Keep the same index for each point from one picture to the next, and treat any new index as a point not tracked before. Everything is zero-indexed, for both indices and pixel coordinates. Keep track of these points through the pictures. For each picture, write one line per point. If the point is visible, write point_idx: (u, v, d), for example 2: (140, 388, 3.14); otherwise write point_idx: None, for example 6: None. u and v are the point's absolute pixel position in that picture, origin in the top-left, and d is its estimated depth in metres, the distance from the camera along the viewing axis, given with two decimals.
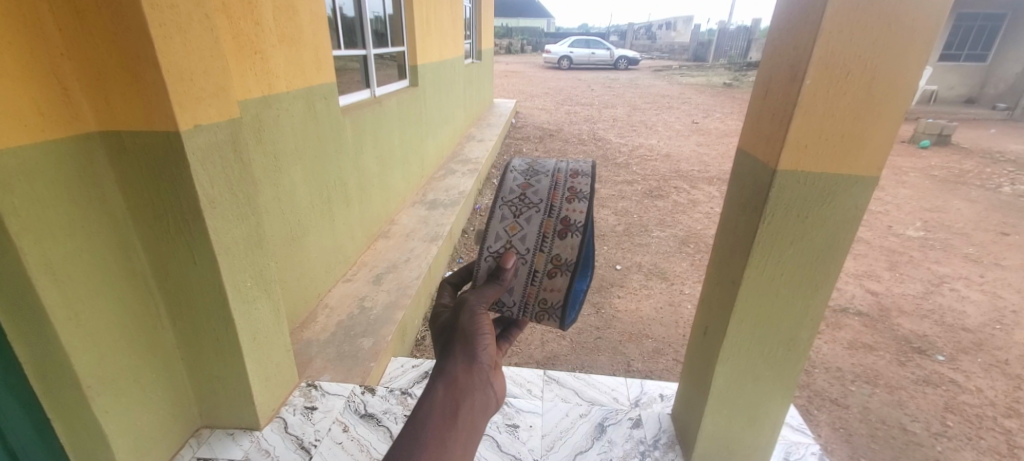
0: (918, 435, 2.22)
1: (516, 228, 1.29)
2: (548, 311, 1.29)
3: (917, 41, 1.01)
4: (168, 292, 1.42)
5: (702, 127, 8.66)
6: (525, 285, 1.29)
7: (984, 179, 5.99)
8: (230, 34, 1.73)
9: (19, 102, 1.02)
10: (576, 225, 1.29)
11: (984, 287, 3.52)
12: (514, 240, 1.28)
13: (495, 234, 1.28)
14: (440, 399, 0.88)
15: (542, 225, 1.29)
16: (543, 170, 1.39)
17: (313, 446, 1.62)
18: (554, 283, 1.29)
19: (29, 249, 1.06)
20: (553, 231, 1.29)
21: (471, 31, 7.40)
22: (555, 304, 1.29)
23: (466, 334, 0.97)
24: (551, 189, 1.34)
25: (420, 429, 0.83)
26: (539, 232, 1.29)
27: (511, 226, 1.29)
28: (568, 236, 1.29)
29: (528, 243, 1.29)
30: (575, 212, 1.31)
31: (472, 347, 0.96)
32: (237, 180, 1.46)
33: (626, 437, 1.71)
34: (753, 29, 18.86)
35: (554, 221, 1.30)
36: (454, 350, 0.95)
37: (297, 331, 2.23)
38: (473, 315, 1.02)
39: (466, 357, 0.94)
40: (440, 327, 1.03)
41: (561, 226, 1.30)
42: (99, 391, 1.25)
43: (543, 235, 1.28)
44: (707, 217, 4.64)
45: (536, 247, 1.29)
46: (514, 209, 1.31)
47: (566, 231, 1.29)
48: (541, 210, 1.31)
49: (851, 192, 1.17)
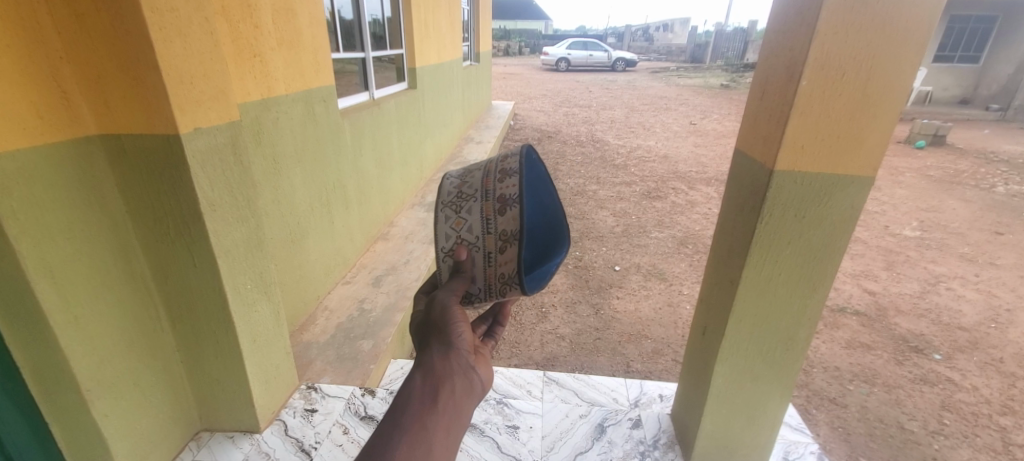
0: (916, 434, 2.23)
1: (459, 222, 1.08)
2: (510, 283, 1.05)
3: (912, 42, 1.03)
4: (168, 295, 1.42)
5: (699, 128, 8.68)
6: (483, 270, 1.07)
7: (979, 179, 6.03)
8: (229, 38, 1.74)
9: (18, 105, 1.02)
10: (512, 197, 1.05)
11: (979, 286, 3.54)
12: (461, 235, 1.08)
13: (441, 232, 1.09)
14: (416, 389, 0.87)
15: (482, 210, 1.07)
16: (476, 164, 1.17)
17: (314, 449, 1.62)
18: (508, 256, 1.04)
19: (28, 253, 1.06)
20: (493, 211, 1.06)
21: (469, 34, 7.40)
22: (514, 277, 1.04)
23: (439, 326, 0.96)
24: (483, 177, 1.11)
25: (399, 417, 0.83)
26: (481, 218, 1.07)
27: (454, 221, 1.09)
28: (507, 210, 1.05)
29: (475, 232, 1.07)
30: (509, 187, 1.06)
31: (447, 338, 0.94)
32: (237, 182, 1.46)
33: (626, 437, 1.71)
34: (750, 31, 18.98)
35: (490, 202, 1.07)
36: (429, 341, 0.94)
37: (296, 333, 2.23)
38: (446, 308, 0.99)
39: (442, 345, 0.93)
40: (415, 324, 1.02)
41: (497, 205, 1.06)
42: (99, 395, 1.25)
43: (485, 218, 1.05)
44: (705, 218, 4.66)
45: (482, 233, 1.06)
46: (452, 201, 1.11)
47: (505, 206, 1.05)
48: (478, 198, 1.09)
49: (848, 192, 1.18)
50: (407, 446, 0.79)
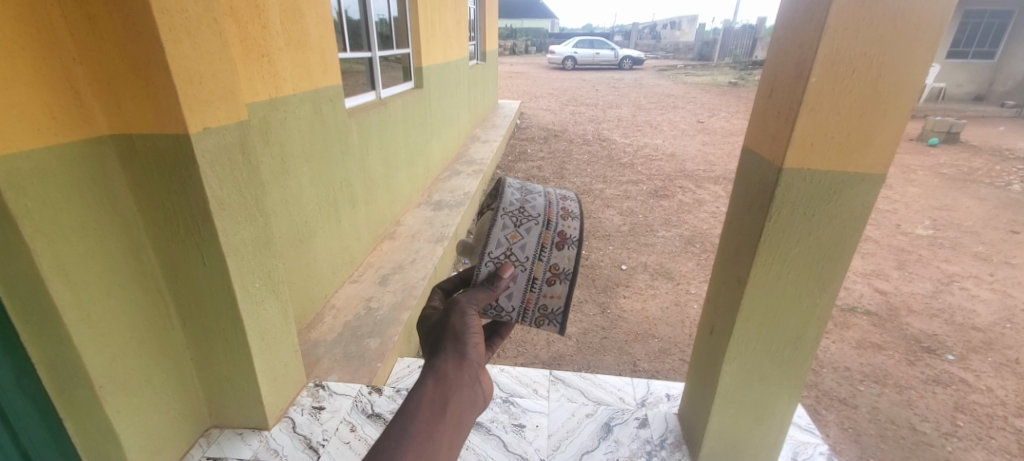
0: (929, 435, 2.20)
1: (519, 237, 1.13)
2: (549, 315, 1.17)
3: (924, 38, 1.01)
4: (178, 293, 1.44)
5: (707, 127, 8.61)
6: (523, 291, 1.15)
7: (993, 177, 5.93)
8: (237, 39, 1.75)
9: (30, 106, 1.04)
10: (573, 239, 1.15)
11: (994, 286, 3.49)
12: (513, 249, 1.12)
13: (497, 243, 1.12)
14: (427, 394, 0.88)
15: (541, 236, 1.14)
16: (536, 190, 1.23)
17: (321, 446, 1.63)
18: (557, 290, 1.16)
19: (42, 250, 1.08)
20: (554, 242, 1.15)
21: (475, 33, 7.40)
22: (555, 311, 1.17)
23: (454, 335, 0.96)
24: (547, 206, 1.19)
25: (408, 418, 0.84)
26: (538, 243, 1.14)
27: (510, 234, 1.12)
28: (565, 248, 1.15)
29: (527, 252, 1.13)
30: (571, 227, 1.16)
31: (461, 346, 0.94)
32: (245, 181, 1.47)
33: (632, 436, 1.71)
34: (759, 27, 18.79)
35: (552, 233, 1.15)
36: (443, 349, 0.94)
37: (304, 331, 2.25)
38: (460, 317, 0.99)
39: (457, 353, 0.94)
40: (430, 329, 1.02)
41: (558, 239, 1.15)
42: (111, 391, 1.26)
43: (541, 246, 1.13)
44: (713, 217, 4.62)
45: (534, 256, 1.13)
46: (515, 218, 1.14)
47: (564, 243, 1.15)
48: (539, 222, 1.15)
49: (858, 190, 1.17)
50: (414, 453, 0.79)
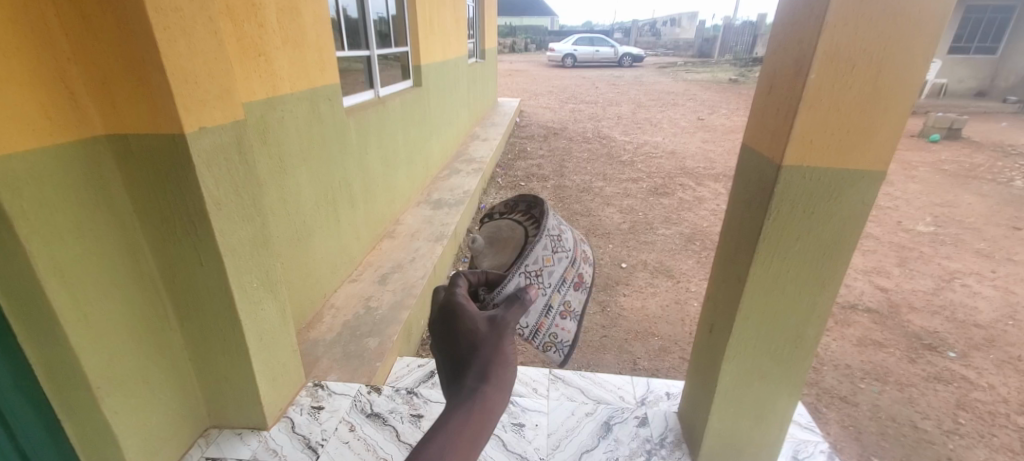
0: (930, 433, 2.19)
1: (554, 261, 0.95)
2: (557, 347, 1.04)
3: (925, 34, 1.00)
4: (176, 293, 1.43)
5: (707, 124, 8.60)
6: (538, 315, 0.98)
7: (995, 173, 5.90)
8: (234, 37, 1.74)
9: (26, 107, 1.03)
10: (587, 285, 1.05)
11: (995, 282, 3.47)
12: (541, 275, 0.93)
13: (533, 261, 0.92)
14: (471, 421, 0.72)
15: (565, 269, 0.98)
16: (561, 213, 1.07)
17: (320, 446, 1.63)
18: (566, 325, 1.03)
19: (38, 251, 1.07)
20: (576, 280, 1.01)
21: (474, 31, 7.38)
22: (563, 344, 1.04)
23: (501, 356, 0.80)
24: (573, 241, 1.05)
25: (448, 447, 0.69)
26: (561, 275, 0.97)
27: (547, 255, 0.94)
28: (580, 289, 1.04)
29: (552, 279, 0.96)
30: (587, 271, 1.05)
31: (507, 370, 0.80)
32: (242, 181, 1.46)
33: (632, 435, 1.70)
34: (759, 24, 18.73)
35: (574, 271, 1.01)
36: (492, 374, 0.78)
37: (303, 331, 2.24)
38: (504, 332, 0.83)
39: (500, 380, 0.78)
40: (467, 329, 0.81)
41: (576, 279, 1.02)
42: (109, 392, 1.26)
43: (565, 280, 0.98)
44: (713, 214, 4.61)
45: (556, 285, 0.96)
46: (556, 241, 0.96)
47: (581, 283, 1.03)
48: (568, 254, 0.99)
49: (858, 188, 1.16)
50: None
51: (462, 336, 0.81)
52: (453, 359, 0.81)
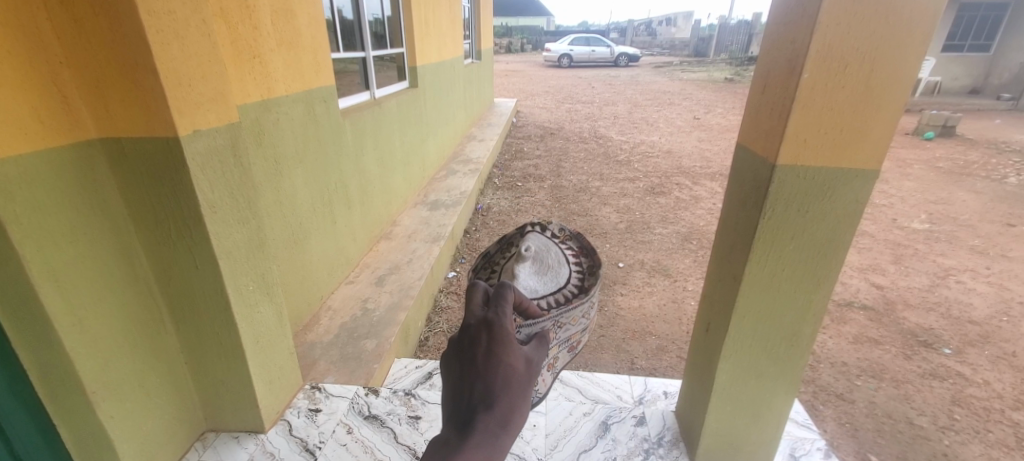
0: (926, 429, 2.20)
1: (575, 321, 1.15)
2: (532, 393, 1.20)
3: (917, 32, 1.00)
4: (171, 296, 1.43)
5: (703, 123, 8.62)
6: None
7: (989, 170, 5.94)
8: (228, 40, 1.74)
9: (18, 112, 1.03)
10: (577, 349, 1.27)
11: (990, 279, 3.49)
12: (565, 329, 1.12)
13: (569, 315, 1.11)
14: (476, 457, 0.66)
15: (575, 333, 1.20)
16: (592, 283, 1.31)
17: (318, 448, 1.62)
18: (544, 376, 1.23)
19: (32, 256, 1.07)
20: (573, 342, 1.22)
21: (470, 31, 7.39)
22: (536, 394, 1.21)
23: (523, 404, 0.75)
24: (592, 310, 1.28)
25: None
26: (571, 336, 1.18)
27: (575, 316, 1.14)
28: (570, 352, 1.25)
29: (563, 337, 1.15)
30: (581, 340, 1.28)
31: (523, 415, 0.74)
32: (237, 184, 1.46)
33: (630, 434, 1.70)
34: (754, 23, 18.77)
35: (579, 336, 1.23)
36: (511, 423, 0.71)
37: (300, 334, 2.24)
38: (533, 379, 0.80)
39: (510, 414, 0.72)
40: (501, 347, 0.76)
41: (574, 343, 1.24)
42: (104, 396, 1.26)
43: (571, 342, 1.19)
44: (709, 213, 4.63)
45: (563, 342, 1.16)
46: (586, 306, 1.18)
47: (573, 347, 1.25)
48: (583, 324, 1.22)
49: (852, 186, 1.16)
50: None
51: (498, 364, 0.75)
52: (475, 381, 0.74)
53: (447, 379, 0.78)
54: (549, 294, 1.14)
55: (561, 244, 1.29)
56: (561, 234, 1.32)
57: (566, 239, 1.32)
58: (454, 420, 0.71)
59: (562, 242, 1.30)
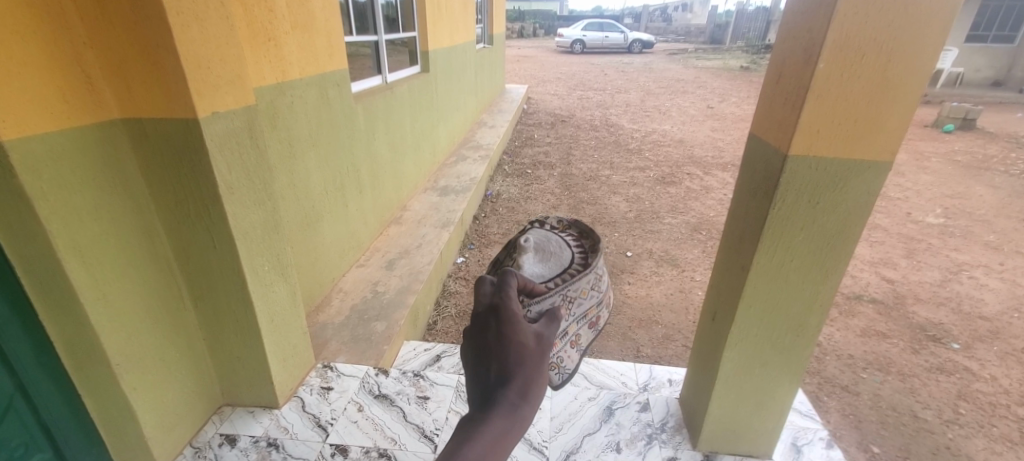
0: (930, 423, 2.21)
1: (585, 295, 1.12)
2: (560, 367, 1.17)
3: (937, 22, 0.99)
4: (190, 275, 1.47)
5: (716, 112, 8.49)
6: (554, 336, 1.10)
7: (1008, 164, 5.81)
8: (244, 22, 1.75)
9: (43, 91, 1.05)
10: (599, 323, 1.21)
11: (1003, 275, 3.45)
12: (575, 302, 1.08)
13: (577, 289, 1.07)
14: (495, 430, 0.68)
15: (587, 307, 1.14)
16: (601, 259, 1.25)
17: (330, 425, 1.67)
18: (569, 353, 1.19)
19: (57, 230, 1.10)
20: (591, 318, 1.18)
21: (483, 16, 7.31)
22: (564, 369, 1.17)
23: (540, 375, 0.76)
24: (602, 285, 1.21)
25: (468, 448, 0.65)
26: (585, 310, 1.13)
27: (584, 290, 1.11)
28: (592, 326, 1.19)
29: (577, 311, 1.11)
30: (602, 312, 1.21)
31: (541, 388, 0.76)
32: (253, 165, 1.48)
33: (633, 420, 1.74)
34: (772, 10, 18.32)
35: (593, 309, 1.17)
36: (529, 393, 0.72)
37: (313, 314, 2.28)
38: (546, 351, 0.81)
39: (530, 388, 0.73)
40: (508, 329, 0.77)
41: (593, 316, 1.18)
42: (126, 368, 1.31)
43: (586, 316, 1.14)
44: (719, 204, 4.60)
45: (578, 316, 1.12)
46: (592, 278, 1.13)
47: (593, 322, 1.19)
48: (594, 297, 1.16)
49: (863, 179, 1.16)
50: None
51: (509, 345, 0.76)
52: (491, 363, 0.76)
53: (467, 369, 0.79)
54: (553, 276, 1.10)
55: (560, 232, 1.27)
56: (560, 224, 1.30)
57: (566, 228, 1.30)
58: (477, 402, 0.73)
59: (561, 232, 1.28)
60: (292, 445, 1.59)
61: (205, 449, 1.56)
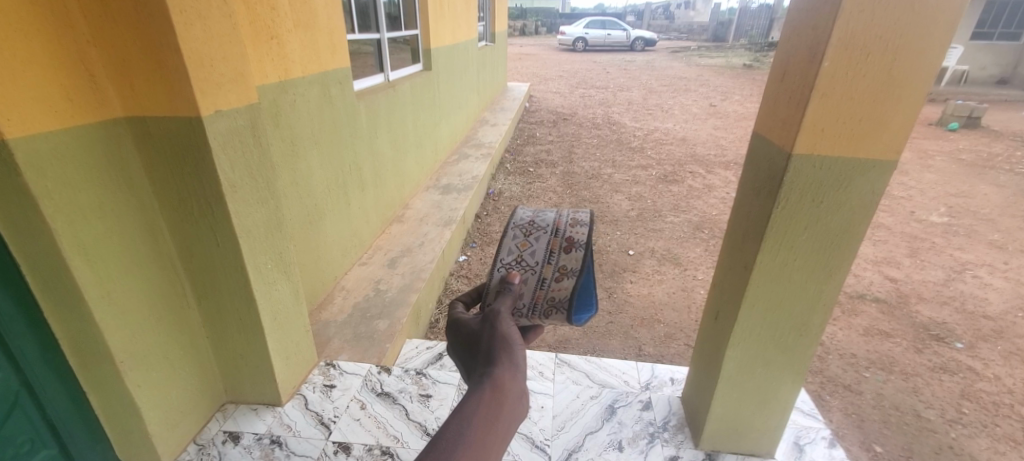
0: (933, 422, 2.20)
1: (528, 245, 1.30)
2: (557, 306, 1.20)
3: (943, 20, 0.98)
4: (194, 273, 1.47)
5: (719, 110, 8.47)
6: (534, 289, 1.22)
7: (1013, 163, 5.79)
8: (247, 20, 1.75)
9: (47, 90, 1.06)
10: (580, 242, 1.30)
11: (1008, 274, 3.44)
12: (524, 255, 1.28)
13: (512, 249, 1.29)
14: (487, 405, 0.74)
15: (549, 243, 1.30)
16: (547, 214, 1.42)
17: (332, 422, 1.68)
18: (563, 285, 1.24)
19: (62, 229, 1.11)
20: (559, 247, 1.30)
21: (485, 13, 7.29)
22: (563, 301, 1.21)
23: (503, 346, 0.87)
24: (555, 219, 1.36)
25: (466, 424, 0.70)
26: (547, 249, 1.30)
27: (521, 242, 1.30)
28: (572, 250, 1.29)
29: (537, 257, 1.28)
30: (578, 232, 1.32)
31: (523, 370, 0.83)
32: (256, 164, 1.48)
33: (636, 418, 1.74)
34: (775, 8, 18.24)
35: (559, 239, 1.31)
36: (494, 361, 0.83)
37: (315, 311, 2.29)
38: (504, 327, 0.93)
39: (496, 358, 0.84)
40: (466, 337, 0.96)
41: (565, 243, 1.30)
42: (130, 366, 1.31)
43: (550, 250, 1.29)
44: (722, 202, 4.59)
45: (543, 260, 1.27)
46: (524, 230, 1.33)
47: (571, 246, 1.30)
48: (548, 232, 1.32)
49: (867, 178, 1.16)
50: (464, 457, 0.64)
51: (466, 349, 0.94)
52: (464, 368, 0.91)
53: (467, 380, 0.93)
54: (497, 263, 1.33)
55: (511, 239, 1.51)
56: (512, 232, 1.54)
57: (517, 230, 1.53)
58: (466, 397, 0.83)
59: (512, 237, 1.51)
60: (295, 443, 1.59)
61: (209, 446, 1.56)
